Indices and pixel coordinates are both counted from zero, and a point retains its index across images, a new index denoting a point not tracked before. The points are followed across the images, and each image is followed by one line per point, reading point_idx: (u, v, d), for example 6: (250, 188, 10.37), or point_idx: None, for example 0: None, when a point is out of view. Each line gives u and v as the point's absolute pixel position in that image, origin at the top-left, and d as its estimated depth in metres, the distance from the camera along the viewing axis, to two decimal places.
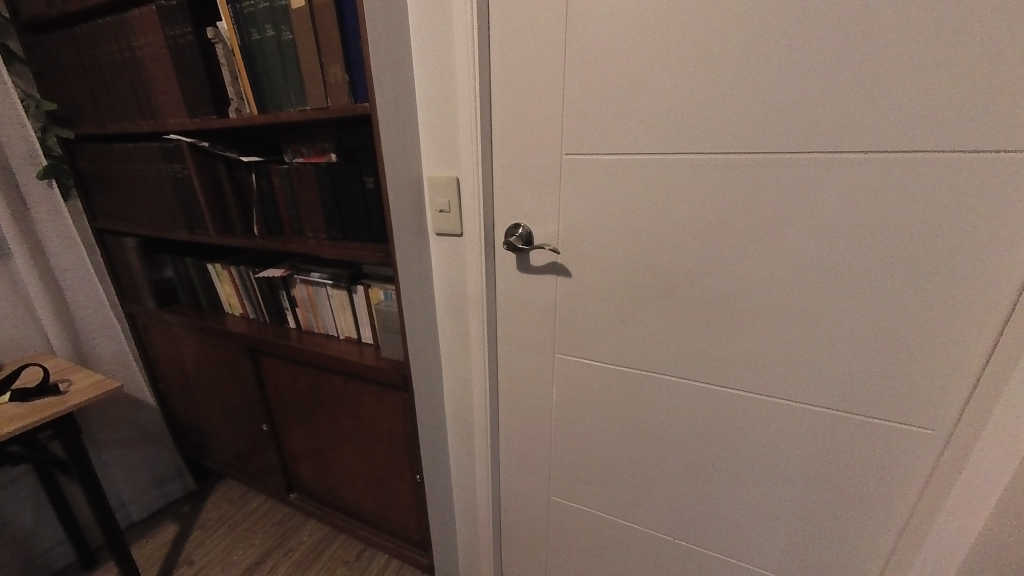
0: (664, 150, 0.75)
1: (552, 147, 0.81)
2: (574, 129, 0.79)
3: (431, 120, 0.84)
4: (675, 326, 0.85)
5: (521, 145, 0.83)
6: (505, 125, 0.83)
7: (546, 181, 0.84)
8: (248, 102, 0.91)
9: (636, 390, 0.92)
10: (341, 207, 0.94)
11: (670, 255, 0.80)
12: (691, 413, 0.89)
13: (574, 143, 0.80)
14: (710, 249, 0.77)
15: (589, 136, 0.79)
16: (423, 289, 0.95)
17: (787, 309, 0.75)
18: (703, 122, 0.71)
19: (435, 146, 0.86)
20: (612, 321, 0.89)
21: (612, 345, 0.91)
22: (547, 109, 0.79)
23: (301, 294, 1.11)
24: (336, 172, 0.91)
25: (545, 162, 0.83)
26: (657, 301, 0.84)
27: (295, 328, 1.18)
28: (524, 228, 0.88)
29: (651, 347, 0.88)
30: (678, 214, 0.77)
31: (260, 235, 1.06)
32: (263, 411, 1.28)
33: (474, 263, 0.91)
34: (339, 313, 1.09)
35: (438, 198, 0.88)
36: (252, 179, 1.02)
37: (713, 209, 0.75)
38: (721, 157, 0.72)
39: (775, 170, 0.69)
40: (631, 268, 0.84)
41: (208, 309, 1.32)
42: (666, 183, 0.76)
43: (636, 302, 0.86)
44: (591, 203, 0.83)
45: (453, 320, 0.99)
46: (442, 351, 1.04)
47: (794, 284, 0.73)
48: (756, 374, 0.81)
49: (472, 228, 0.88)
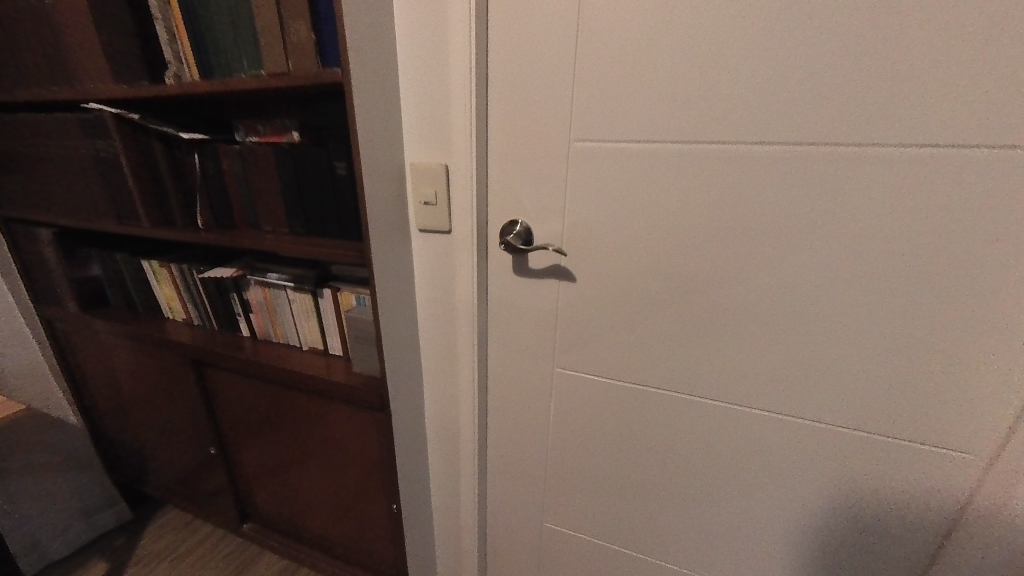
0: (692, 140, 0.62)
1: (557, 132, 0.69)
2: (584, 111, 0.67)
3: (416, 96, 0.71)
4: (694, 344, 0.73)
5: (521, 128, 0.70)
6: (503, 104, 0.70)
7: (548, 172, 0.72)
8: (189, 65, 0.75)
9: (645, 411, 0.81)
10: (306, 196, 0.79)
11: (692, 262, 0.68)
12: (706, 441, 0.78)
13: (583, 129, 0.68)
14: (740, 258, 0.65)
15: (602, 121, 0.66)
16: (405, 294, 0.82)
17: (828, 331, 0.64)
18: (743, 106, 0.58)
19: (420, 125, 0.72)
20: (620, 333, 0.78)
21: (619, 360, 0.80)
22: (551, 87, 0.67)
23: (257, 298, 0.95)
24: (300, 154, 0.76)
25: (549, 149, 0.71)
26: (673, 314, 0.73)
27: (250, 337, 1.01)
28: (522, 225, 0.76)
29: (663, 367, 0.77)
30: (705, 215, 0.65)
31: (206, 227, 0.89)
32: (211, 432, 1.11)
33: (464, 266, 0.78)
34: (303, 320, 0.93)
35: (423, 188, 0.74)
36: (195, 159, 0.85)
37: (747, 211, 0.63)
38: (763, 148, 0.59)
39: (829, 165, 0.57)
40: (644, 276, 0.73)
41: (145, 314, 1.13)
42: (692, 179, 0.64)
43: (649, 313, 0.74)
44: (599, 201, 0.71)
45: (438, 329, 0.87)
46: (424, 363, 0.91)
47: (842, 301, 0.61)
48: (786, 404, 0.70)
49: (464, 225, 0.75)
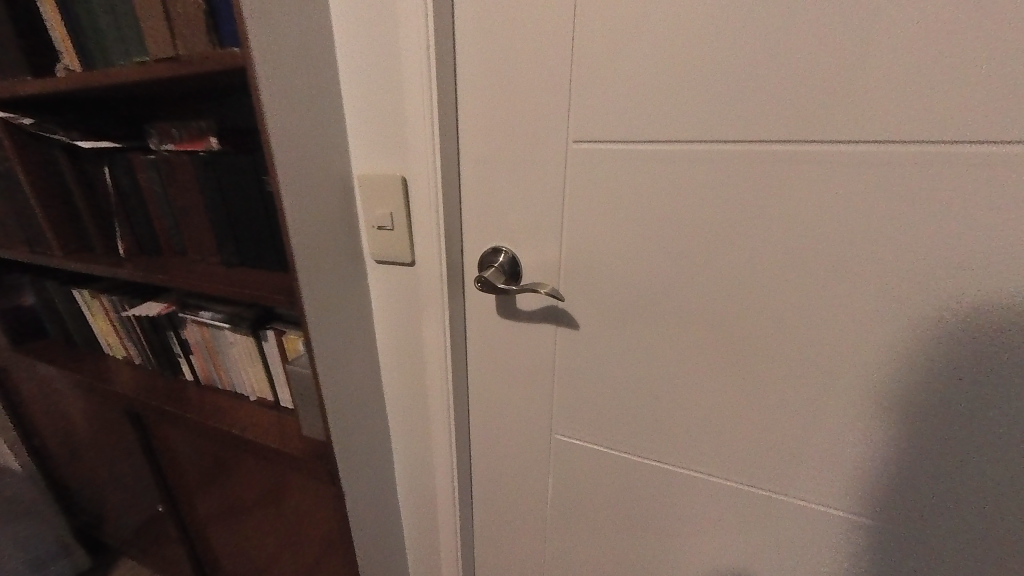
0: (756, 138, 0.40)
1: (551, 129, 0.47)
2: (589, 98, 0.45)
3: (360, 85, 0.52)
4: (751, 433, 0.50)
5: (498, 124, 0.49)
6: (474, 91, 0.49)
7: (539, 185, 0.51)
8: (68, 51, 0.57)
9: (675, 508, 0.58)
10: (234, 217, 0.62)
11: (751, 318, 0.46)
12: (764, 558, 0.55)
13: (588, 125, 0.46)
14: (828, 315, 0.43)
15: (616, 112, 0.44)
16: (360, 341, 0.64)
17: (977, 435, 0.40)
18: (844, 80, 0.36)
19: (368, 125, 0.54)
20: (641, 407, 0.55)
21: (638, 442, 0.58)
22: (541, 63, 0.45)
23: (195, 337, 0.79)
24: (222, 165, 0.59)
25: (538, 153, 0.49)
26: (722, 391, 0.50)
27: (194, 381, 0.85)
28: (505, 253, 0.56)
29: (705, 459, 0.54)
30: (777, 251, 0.43)
31: (128, 256, 0.73)
32: (157, 487, 0.95)
33: (432, 308, 0.60)
34: (247, 365, 0.76)
35: (376, 208, 0.56)
36: (106, 173, 0.70)
37: (844, 248, 0.40)
38: (876, 148, 0.37)
39: (996, 172, 0.34)
40: (678, 336, 0.50)
41: (84, 349, 0.98)
42: (754, 197, 0.42)
43: (686, 387, 0.52)
44: (612, 227, 0.49)
45: (406, 382, 0.69)
46: (394, 420, 0.73)
47: (1005, 390, 0.38)
48: (896, 529, 0.47)
49: (428, 255, 0.56)
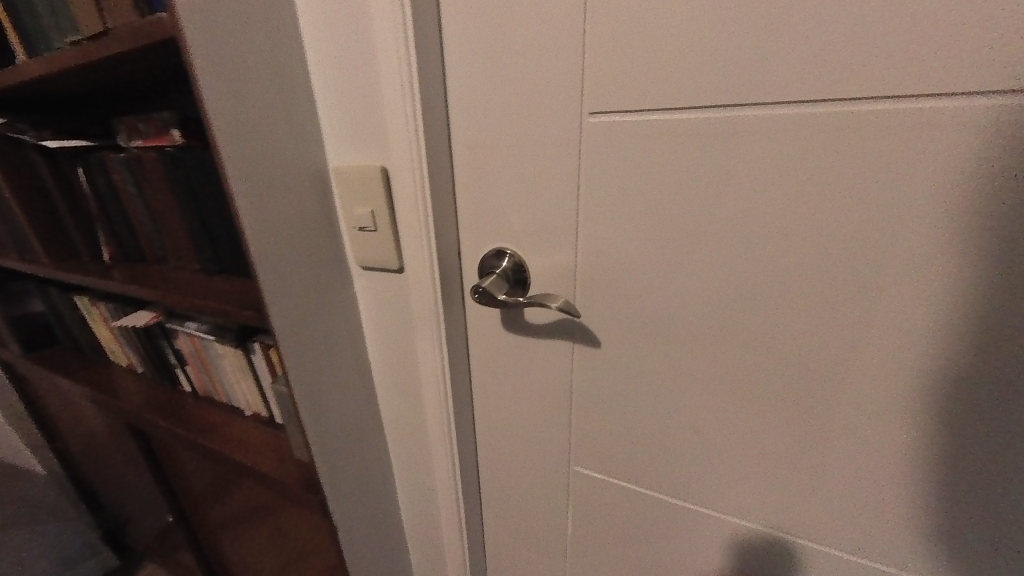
0: (826, 98, 0.31)
1: (559, 102, 0.39)
2: (606, 59, 0.36)
3: (327, 57, 0.43)
4: (815, 470, 0.41)
5: (499, 99, 0.41)
6: (467, 60, 0.41)
7: (547, 173, 0.42)
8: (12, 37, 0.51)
9: (718, 550, 0.49)
10: (208, 220, 0.56)
11: (818, 332, 0.36)
12: None
13: (604, 95, 0.37)
14: (920, 331, 0.33)
15: (639, 75, 0.35)
16: (348, 360, 0.56)
17: None
18: (959, 9, 0.26)
19: (339, 106, 0.45)
20: (676, 433, 0.47)
21: (672, 473, 0.49)
22: (545, 19, 0.37)
23: (186, 349, 0.74)
24: (190, 161, 0.53)
25: (548, 133, 0.40)
26: (777, 420, 0.41)
27: (191, 392, 0.81)
28: (510, 257, 0.47)
29: (753, 498, 0.45)
30: (858, 247, 0.33)
31: (112, 263, 0.68)
32: (167, 498, 0.93)
33: (424, 322, 0.51)
34: (238, 379, 0.71)
35: (355, 207, 0.48)
36: (82, 175, 0.64)
37: (948, 243, 0.30)
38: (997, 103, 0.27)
39: None
40: (721, 354, 0.41)
41: (92, 356, 0.96)
42: (821, 179, 0.32)
43: (731, 414, 0.43)
44: (635, 221, 0.40)
45: (402, 405, 0.60)
46: (391, 447, 0.65)
47: None
48: None
49: (417, 260, 0.47)
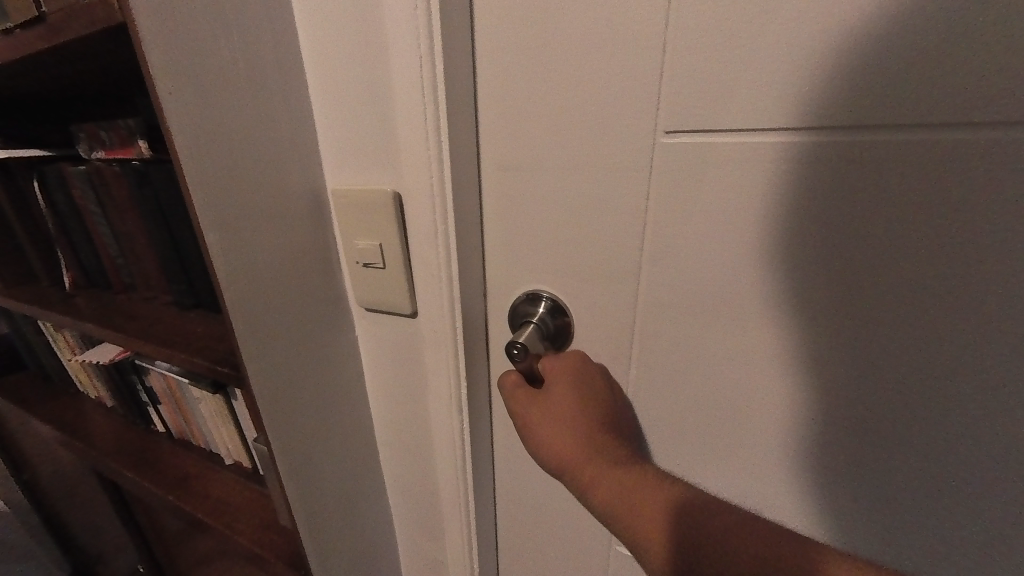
0: (1000, 119, 0.23)
1: (626, 116, 0.31)
2: (691, 64, 0.28)
3: (327, 55, 0.34)
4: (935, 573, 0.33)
5: (545, 111, 0.33)
6: (506, 58, 0.33)
7: (602, 202, 0.34)
8: None
9: None
10: (182, 248, 0.46)
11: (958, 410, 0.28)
12: None
13: (687, 105, 0.29)
14: None
15: (735, 85, 0.28)
16: (348, 415, 0.47)
17: None
18: None
19: (342, 116, 0.36)
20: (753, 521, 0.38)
21: None
22: (611, 13, 0.29)
23: (160, 388, 0.64)
24: (161, 179, 0.44)
25: (609, 155, 0.32)
26: (891, 509, 0.33)
27: (166, 434, 0.71)
28: (547, 302, 0.39)
29: None
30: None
31: (73, 291, 0.59)
32: (158, 537, 0.85)
33: (440, 378, 0.42)
34: (218, 426, 0.61)
35: (358, 239, 0.39)
36: (37, 189, 0.55)
37: None
38: None
39: None
40: (816, 428, 0.33)
41: (59, 385, 0.86)
42: (976, 224, 0.25)
43: (828, 499, 0.35)
44: (713, 263, 0.33)
45: (408, 467, 0.51)
46: (394, 510, 0.56)
47: None
48: None
49: (433, 304, 0.38)
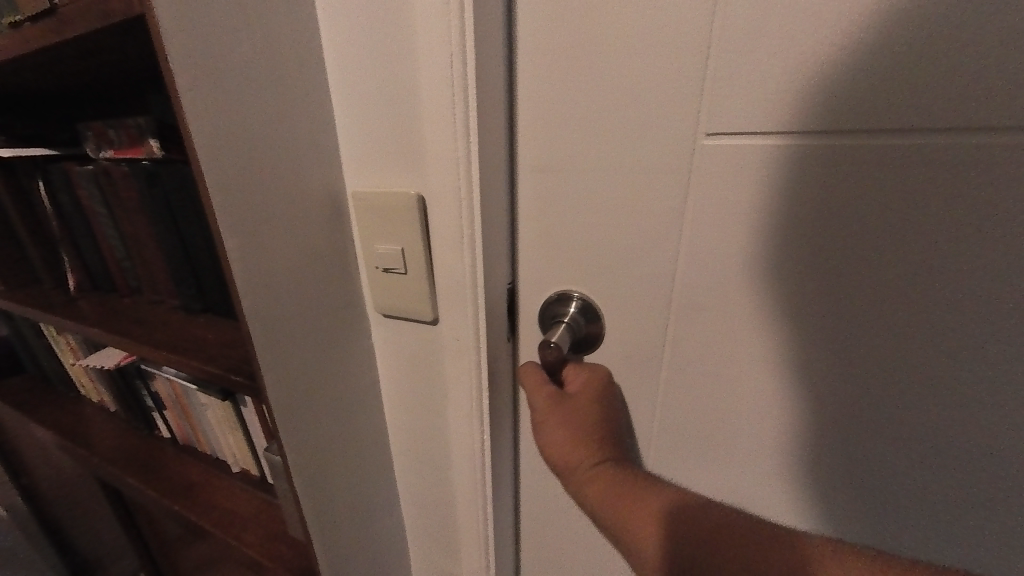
0: None
1: (667, 117, 0.30)
2: (739, 65, 0.27)
3: (351, 53, 0.33)
4: None
5: (578, 112, 0.32)
6: (540, 56, 0.32)
7: (638, 206, 0.33)
8: None
9: None
10: (193, 251, 0.45)
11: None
12: None
13: (733, 106, 0.28)
14: None
15: (785, 87, 0.26)
16: (364, 424, 0.46)
17: None
18: None
19: (365, 117, 0.34)
20: None
21: None
22: (653, 11, 0.28)
23: (166, 394, 0.63)
24: (172, 180, 0.42)
25: (643, 158, 0.31)
26: (944, 534, 0.31)
27: (171, 440, 0.70)
28: (578, 302, 0.37)
29: None
30: None
31: (78, 294, 0.57)
32: (161, 544, 0.84)
33: (461, 389, 0.40)
34: (226, 433, 0.60)
35: (380, 244, 0.37)
36: (43, 189, 0.53)
37: None
38: None
39: None
40: (865, 447, 0.31)
41: (60, 388, 0.84)
42: None
43: (875, 523, 0.32)
44: (756, 271, 0.31)
45: (424, 478, 0.49)
46: (407, 522, 0.54)
47: None
48: None
49: (457, 312, 0.37)
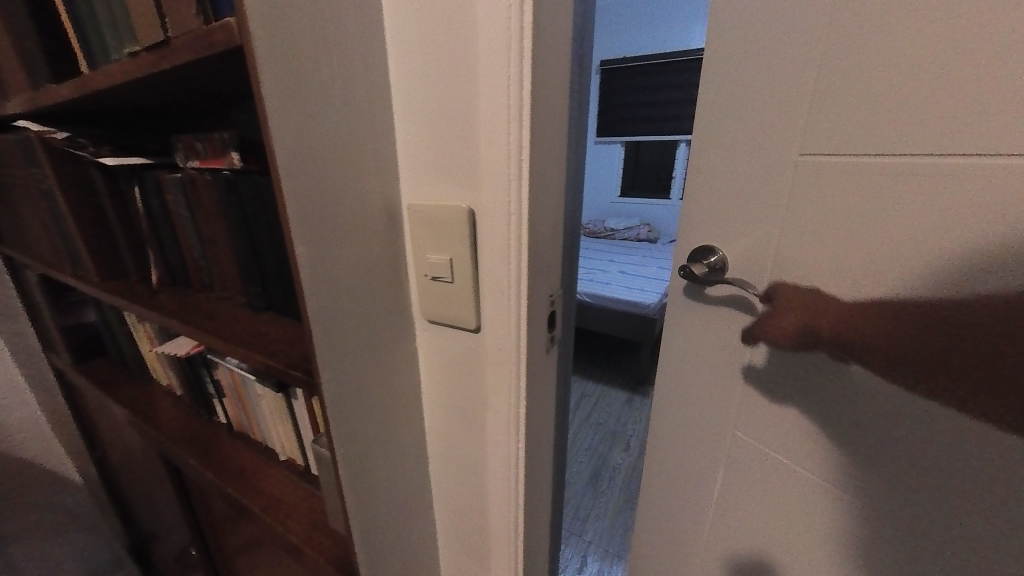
0: None
1: (773, 103, 0.45)
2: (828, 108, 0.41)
3: (415, 78, 0.35)
4: None
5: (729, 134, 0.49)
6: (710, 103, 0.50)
7: (754, 159, 0.48)
8: (82, 50, 0.47)
9: None
10: (262, 253, 0.49)
11: None
12: None
13: (831, 116, 0.41)
14: None
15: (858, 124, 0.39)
16: (403, 425, 0.47)
17: None
18: None
19: (422, 135, 0.37)
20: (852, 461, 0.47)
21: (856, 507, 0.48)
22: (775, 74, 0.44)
23: (226, 382, 0.68)
24: (249, 189, 0.46)
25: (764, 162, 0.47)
26: (963, 483, 0.38)
27: (228, 425, 0.75)
28: (718, 255, 0.53)
29: None
30: None
31: (159, 287, 0.64)
32: (213, 523, 0.89)
33: (500, 396, 0.41)
34: (277, 422, 0.64)
35: (430, 253, 0.39)
36: (137, 194, 0.60)
37: None
38: None
39: None
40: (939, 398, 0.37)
41: (136, 371, 0.93)
42: None
43: (917, 469, 0.41)
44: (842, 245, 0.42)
45: (457, 481, 0.50)
46: (439, 522, 0.55)
47: None
48: None
49: (500, 319, 0.38)
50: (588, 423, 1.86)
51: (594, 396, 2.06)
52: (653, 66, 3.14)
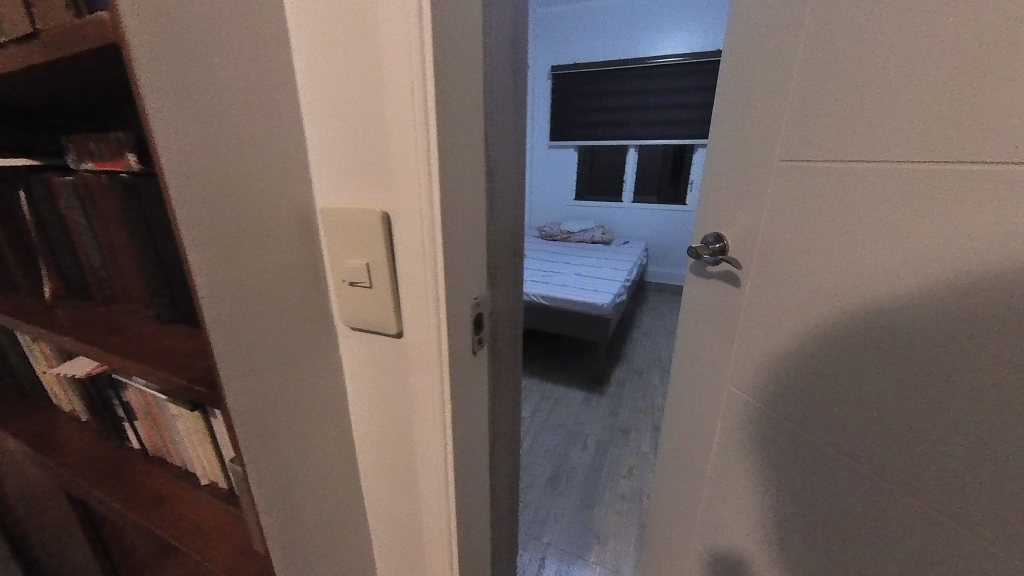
0: None
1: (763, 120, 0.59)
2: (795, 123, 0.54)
3: (323, 80, 0.35)
4: None
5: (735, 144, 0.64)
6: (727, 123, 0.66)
7: (749, 162, 0.61)
8: None
9: None
10: (168, 261, 0.46)
11: None
12: None
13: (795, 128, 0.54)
14: None
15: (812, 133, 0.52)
16: (328, 436, 0.46)
17: None
18: None
19: (334, 138, 0.36)
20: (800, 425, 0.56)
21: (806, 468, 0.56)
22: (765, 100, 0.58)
23: (138, 403, 0.62)
24: (150, 193, 0.44)
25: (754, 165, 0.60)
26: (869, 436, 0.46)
27: (143, 449, 0.69)
28: (721, 242, 0.67)
29: None
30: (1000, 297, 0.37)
31: (54, 301, 0.58)
32: (130, 559, 0.82)
33: (425, 400, 0.41)
34: (196, 443, 0.59)
35: (348, 258, 0.39)
36: (23, 199, 0.54)
37: None
38: None
39: None
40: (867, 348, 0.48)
41: (33, 397, 0.83)
42: None
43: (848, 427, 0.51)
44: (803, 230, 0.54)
45: (390, 490, 0.49)
46: (373, 535, 0.54)
47: None
48: None
49: (421, 325, 0.38)
50: (547, 424, 1.88)
51: (552, 397, 2.10)
52: (603, 75, 3.27)
